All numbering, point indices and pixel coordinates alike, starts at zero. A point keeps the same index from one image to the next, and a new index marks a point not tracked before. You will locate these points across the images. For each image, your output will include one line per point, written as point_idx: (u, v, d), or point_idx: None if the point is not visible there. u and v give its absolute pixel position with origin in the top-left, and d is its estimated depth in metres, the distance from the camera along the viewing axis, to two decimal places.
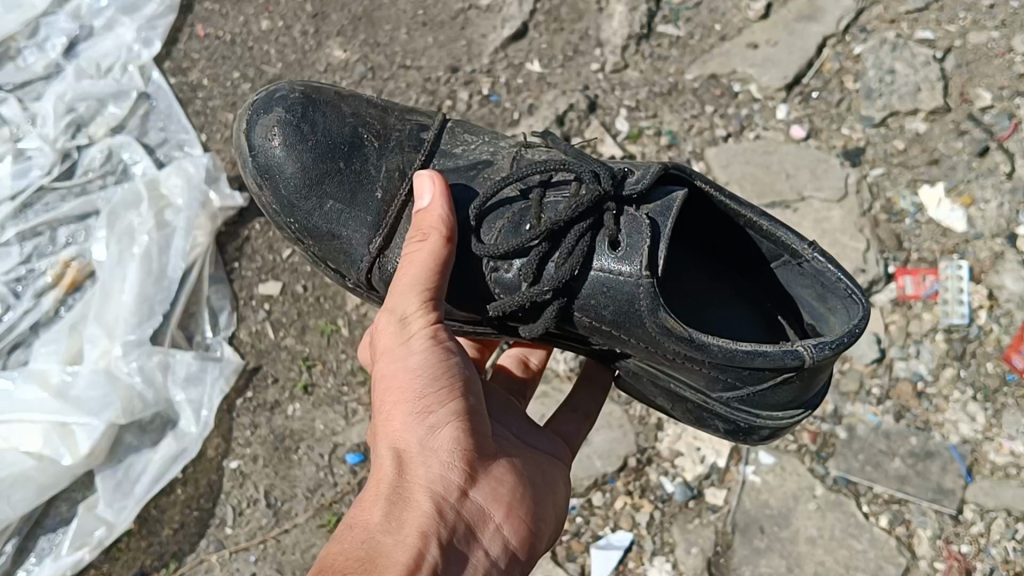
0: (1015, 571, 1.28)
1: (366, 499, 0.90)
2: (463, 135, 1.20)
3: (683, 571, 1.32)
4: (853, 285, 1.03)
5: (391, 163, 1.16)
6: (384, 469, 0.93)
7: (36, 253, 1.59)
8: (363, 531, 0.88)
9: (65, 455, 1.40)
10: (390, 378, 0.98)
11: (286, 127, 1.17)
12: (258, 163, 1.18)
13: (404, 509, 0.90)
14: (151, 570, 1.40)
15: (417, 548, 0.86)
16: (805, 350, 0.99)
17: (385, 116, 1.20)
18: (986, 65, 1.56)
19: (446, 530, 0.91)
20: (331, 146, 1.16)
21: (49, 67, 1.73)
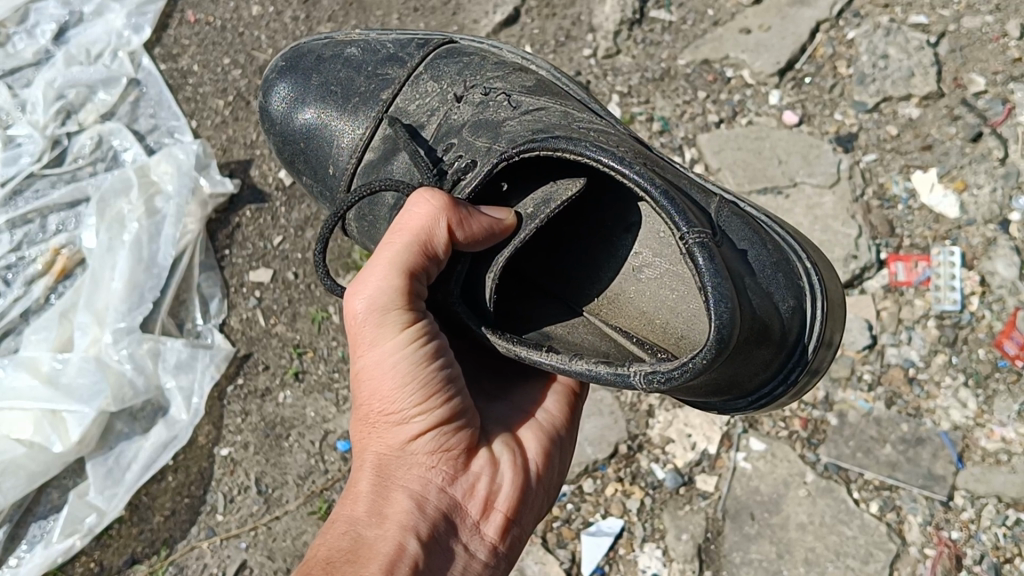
0: (1005, 557, 1.28)
1: (349, 495, 0.93)
2: (423, 84, 1.24)
3: (673, 558, 1.33)
4: (718, 291, 0.82)
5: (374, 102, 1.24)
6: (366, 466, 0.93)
7: (26, 239, 1.58)
8: (347, 524, 0.91)
9: (56, 443, 1.40)
10: (365, 375, 0.92)
11: (291, 87, 1.32)
12: (275, 119, 1.33)
13: (385, 507, 0.91)
14: (142, 557, 1.40)
15: (398, 542, 0.89)
16: (635, 376, 0.86)
17: (357, 74, 1.28)
18: (979, 50, 1.54)
19: (428, 524, 0.92)
20: (308, 89, 1.31)
21: (38, 53, 1.72)
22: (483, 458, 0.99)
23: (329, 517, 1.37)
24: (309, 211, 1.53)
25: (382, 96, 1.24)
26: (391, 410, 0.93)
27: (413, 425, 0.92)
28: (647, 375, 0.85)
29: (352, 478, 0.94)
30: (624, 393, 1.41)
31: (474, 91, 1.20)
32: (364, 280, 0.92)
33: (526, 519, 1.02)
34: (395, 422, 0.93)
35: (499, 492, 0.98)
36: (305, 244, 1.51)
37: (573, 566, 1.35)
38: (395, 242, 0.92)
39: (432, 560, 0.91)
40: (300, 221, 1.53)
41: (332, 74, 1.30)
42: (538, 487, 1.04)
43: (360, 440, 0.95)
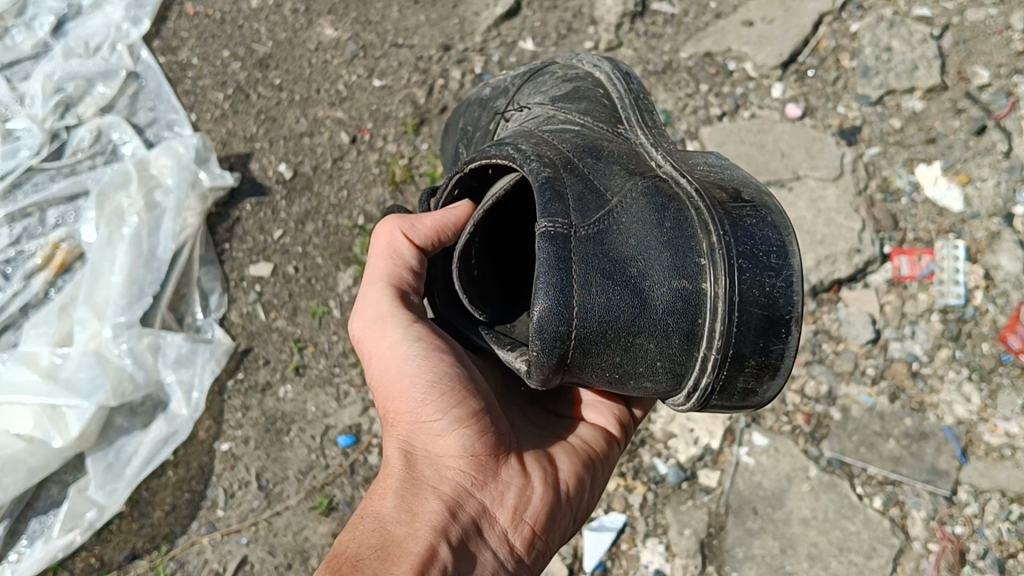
0: (1009, 552, 1.27)
1: (376, 493, 0.91)
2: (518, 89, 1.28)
3: (675, 553, 1.32)
4: (549, 290, 0.82)
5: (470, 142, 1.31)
6: (393, 466, 0.93)
7: (25, 234, 1.57)
8: (374, 521, 0.89)
9: (55, 438, 1.38)
10: (383, 380, 0.97)
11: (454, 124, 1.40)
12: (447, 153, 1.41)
13: (415, 506, 0.89)
14: (142, 553, 1.38)
15: (429, 541, 0.86)
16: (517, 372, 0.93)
17: (482, 111, 1.32)
18: (983, 42, 1.55)
19: (456, 527, 0.90)
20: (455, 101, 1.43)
21: (37, 46, 1.71)
22: (514, 467, 0.97)
23: (330, 511, 1.37)
24: (310, 204, 1.56)
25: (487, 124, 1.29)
26: (417, 412, 0.94)
27: (443, 426, 0.93)
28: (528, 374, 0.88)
29: (380, 477, 0.93)
30: None
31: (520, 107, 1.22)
32: (361, 303, 1.01)
33: (551, 537, 0.99)
34: (420, 424, 0.94)
35: (528, 504, 0.96)
36: (305, 238, 1.53)
37: (575, 561, 1.34)
38: (376, 264, 1.01)
39: (459, 563, 0.88)
40: (301, 215, 1.55)
41: (470, 116, 1.36)
42: (567, 506, 1.01)
43: (390, 444, 0.96)
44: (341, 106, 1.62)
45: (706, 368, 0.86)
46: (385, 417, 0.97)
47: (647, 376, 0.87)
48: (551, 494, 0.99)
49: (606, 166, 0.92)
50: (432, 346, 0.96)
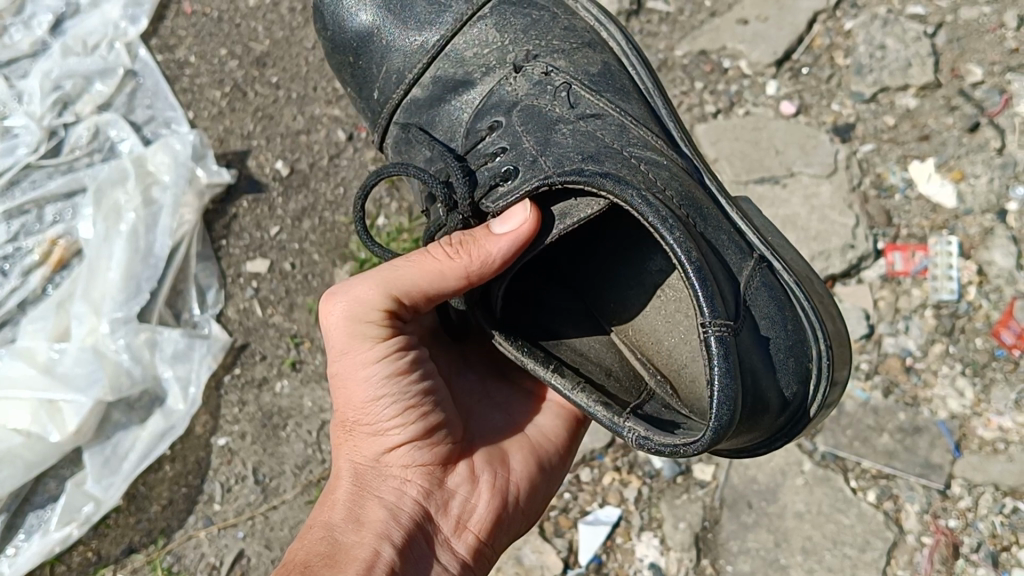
0: (1002, 545, 1.28)
1: (328, 501, 0.99)
2: (490, 29, 1.22)
3: (670, 546, 1.33)
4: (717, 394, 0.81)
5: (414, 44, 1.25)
6: (344, 479, 1.00)
7: (23, 230, 1.58)
8: (324, 530, 0.96)
9: (53, 432, 1.39)
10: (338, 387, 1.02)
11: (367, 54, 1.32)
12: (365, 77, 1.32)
13: (363, 514, 0.97)
14: (140, 546, 1.40)
15: (373, 547, 0.94)
16: (626, 435, 0.90)
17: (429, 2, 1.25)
18: (976, 40, 1.54)
19: (402, 533, 0.97)
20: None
21: (35, 44, 1.72)
22: (461, 474, 1.04)
23: None
24: (306, 201, 1.55)
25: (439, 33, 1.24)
26: (369, 425, 1.00)
27: (392, 437, 1.00)
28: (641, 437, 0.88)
29: (330, 489, 1.00)
30: None
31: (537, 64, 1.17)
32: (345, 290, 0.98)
33: (503, 538, 1.06)
34: (371, 437, 1.00)
35: (472, 510, 1.04)
36: (302, 234, 1.53)
37: (571, 555, 1.35)
38: (406, 263, 0.97)
39: (402, 565, 0.95)
40: (298, 211, 1.55)
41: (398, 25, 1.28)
42: (520, 507, 1.08)
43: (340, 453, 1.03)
44: (339, 103, 1.60)
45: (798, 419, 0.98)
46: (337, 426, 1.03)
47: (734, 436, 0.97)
48: (499, 499, 1.05)
49: (718, 233, 0.97)
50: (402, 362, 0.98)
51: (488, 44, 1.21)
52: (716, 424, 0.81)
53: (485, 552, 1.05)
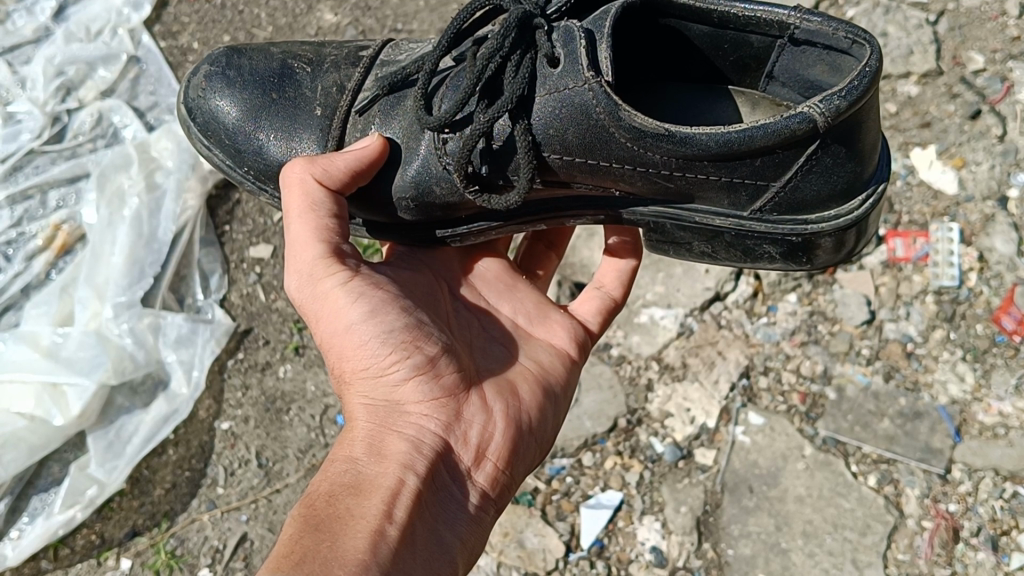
0: (1002, 529, 1.27)
1: (345, 440, 0.93)
2: (407, 44, 1.13)
3: (671, 529, 1.32)
4: (853, 29, 0.93)
5: (327, 81, 1.10)
6: (358, 419, 0.94)
7: (26, 216, 1.58)
8: (345, 465, 0.90)
9: (56, 416, 1.39)
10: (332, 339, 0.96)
11: (217, 82, 1.12)
12: (207, 121, 1.12)
13: (383, 449, 0.91)
14: (142, 530, 1.40)
15: (398, 476, 0.88)
16: (811, 108, 0.88)
17: (322, 46, 1.16)
18: (978, 28, 1.57)
19: (426, 463, 0.91)
20: (254, 99, 1.10)
21: (38, 31, 1.72)
22: (475, 405, 0.99)
23: None
24: None
25: (363, 53, 1.12)
26: (373, 366, 0.94)
27: (401, 372, 0.94)
28: (827, 99, 0.87)
29: (345, 431, 0.94)
30: (623, 366, 1.43)
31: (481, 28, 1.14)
32: (293, 258, 0.97)
33: (520, 469, 1.01)
34: (377, 377, 0.95)
35: (492, 441, 0.98)
36: None
37: (572, 538, 1.34)
38: (299, 221, 0.97)
39: (426, 495, 0.89)
40: None
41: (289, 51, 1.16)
42: (532, 436, 1.03)
43: (351, 397, 0.97)
44: None
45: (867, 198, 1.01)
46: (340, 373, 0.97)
47: (831, 195, 0.98)
48: (515, 429, 1.00)
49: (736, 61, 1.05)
50: (377, 302, 0.95)
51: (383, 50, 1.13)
52: (876, 41, 0.90)
53: (508, 483, 0.99)
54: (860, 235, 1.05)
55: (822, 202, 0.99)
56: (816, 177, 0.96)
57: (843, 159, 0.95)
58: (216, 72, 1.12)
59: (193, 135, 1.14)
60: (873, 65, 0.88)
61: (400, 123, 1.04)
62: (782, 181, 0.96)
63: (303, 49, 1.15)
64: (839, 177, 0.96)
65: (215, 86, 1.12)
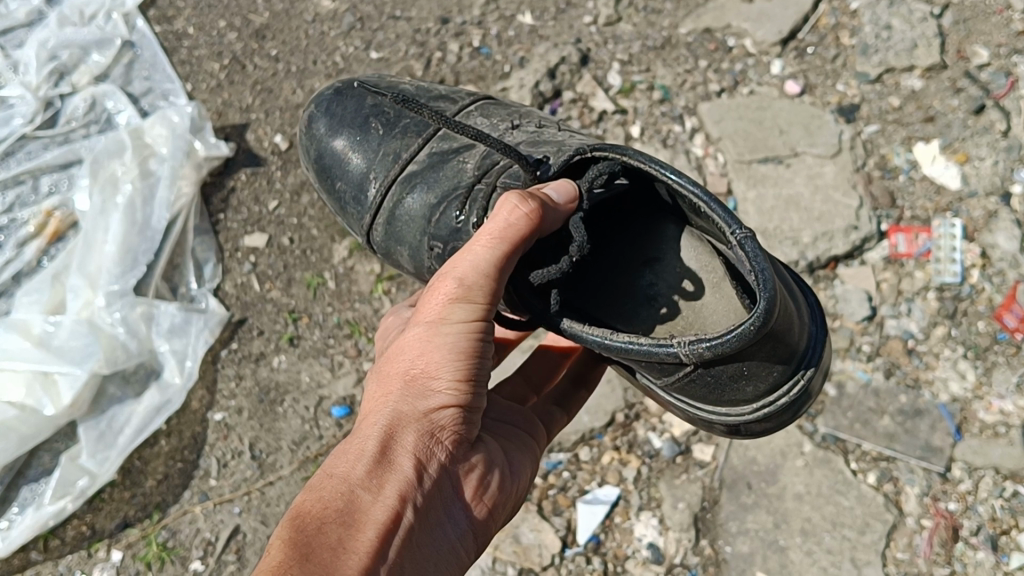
0: (1002, 529, 1.26)
1: (350, 452, 0.91)
2: (474, 119, 1.23)
3: (669, 526, 1.31)
4: (765, 277, 0.86)
5: (389, 147, 1.22)
6: (375, 431, 0.92)
7: (18, 202, 1.56)
8: (343, 482, 0.89)
9: (48, 405, 1.38)
10: (404, 352, 0.95)
11: (325, 121, 1.30)
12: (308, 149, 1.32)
13: (387, 475, 0.89)
14: (133, 521, 1.38)
15: (394, 512, 0.88)
16: (679, 346, 0.89)
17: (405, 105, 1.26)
18: (983, 22, 1.55)
19: (420, 501, 0.91)
20: (360, 130, 1.25)
21: (31, 14, 1.70)
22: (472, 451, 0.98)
23: None
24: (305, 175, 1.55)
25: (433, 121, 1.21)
26: (423, 381, 0.93)
27: (438, 399, 0.93)
28: (692, 343, 0.88)
29: (354, 440, 0.92)
30: None
31: (529, 121, 1.20)
32: (460, 257, 0.94)
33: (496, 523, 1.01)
34: (419, 394, 0.93)
35: (483, 485, 0.98)
36: (301, 209, 1.53)
37: (569, 534, 1.33)
38: (484, 245, 0.93)
39: (417, 533, 0.89)
40: (296, 186, 1.54)
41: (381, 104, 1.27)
42: (510, 493, 1.03)
43: (378, 404, 0.94)
44: (338, 78, 1.61)
45: (791, 390, 0.99)
46: (385, 375, 0.96)
47: (742, 388, 0.97)
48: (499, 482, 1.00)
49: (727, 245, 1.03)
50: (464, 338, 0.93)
51: (488, 124, 1.21)
52: (765, 305, 0.85)
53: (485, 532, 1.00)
54: (816, 385, 1.05)
55: (733, 381, 0.96)
56: (736, 382, 0.96)
57: (767, 360, 0.95)
58: (321, 114, 1.31)
59: (306, 152, 1.34)
60: (761, 311, 0.85)
61: (440, 183, 1.14)
62: (701, 388, 0.97)
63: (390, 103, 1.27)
64: (778, 369, 0.97)
65: (323, 107, 1.31)
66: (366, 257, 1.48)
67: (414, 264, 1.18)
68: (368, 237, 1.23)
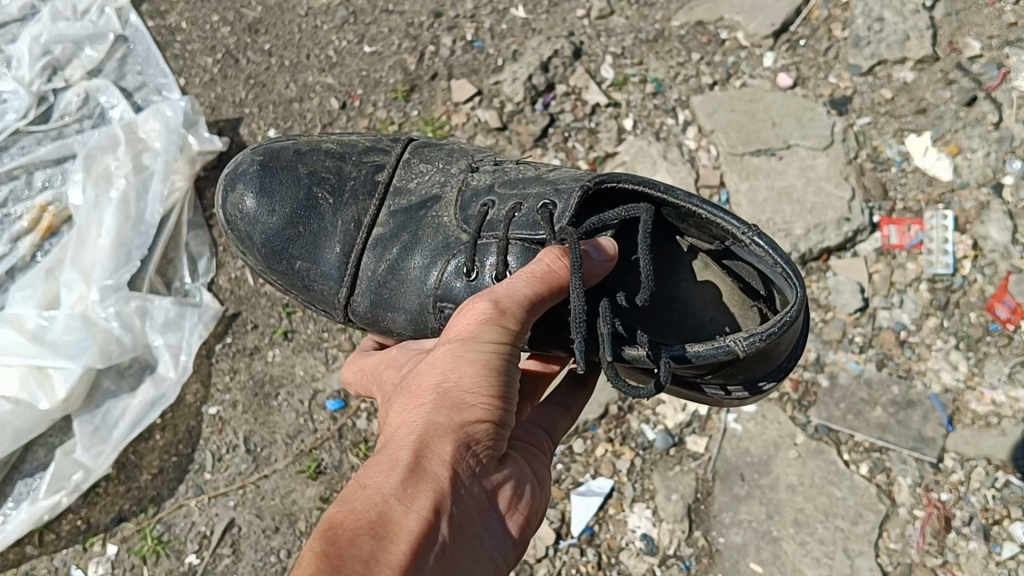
0: (994, 518, 1.27)
1: (381, 465, 0.81)
2: (416, 166, 1.19)
3: (662, 518, 1.31)
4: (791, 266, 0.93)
5: (347, 215, 1.17)
6: (406, 443, 0.82)
7: (12, 196, 1.56)
8: (374, 495, 0.78)
9: (42, 400, 1.38)
10: (437, 364, 0.86)
11: (255, 191, 1.19)
12: (235, 231, 1.21)
13: (421, 489, 0.79)
14: (129, 515, 1.38)
15: (429, 528, 0.78)
16: (734, 343, 0.91)
17: (341, 163, 1.20)
18: (975, 14, 1.55)
19: (455, 520, 0.81)
20: (304, 205, 1.18)
21: (25, 8, 1.69)
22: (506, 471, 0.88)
23: (318, 475, 1.37)
24: None
25: (382, 180, 1.18)
26: (462, 393, 0.83)
27: (477, 412, 0.84)
28: (748, 338, 0.91)
29: (385, 453, 0.82)
30: None
31: (486, 162, 1.17)
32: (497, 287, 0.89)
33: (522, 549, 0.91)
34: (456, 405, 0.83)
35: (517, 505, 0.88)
36: None
37: (563, 526, 1.33)
38: (524, 280, 0.89)
39: (449, 554, 0.79)
40: None
41: (314, 165, 1.20)
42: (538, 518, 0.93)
43: (410, 415, 0.84)
44: (331, 72, 1.62)
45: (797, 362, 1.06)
46: (415, 388, 0.86)
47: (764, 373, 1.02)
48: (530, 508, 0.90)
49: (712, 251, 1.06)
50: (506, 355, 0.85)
51: (437, 170, 1.17)
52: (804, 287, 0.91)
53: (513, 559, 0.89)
54: None
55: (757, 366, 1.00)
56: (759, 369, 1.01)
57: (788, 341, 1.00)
58: (250, 186, 1.20)
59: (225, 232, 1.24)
60: (799, 303, 0.91)
61: (424, 251, 1.10)
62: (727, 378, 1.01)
63: (325, 163, 1.20)
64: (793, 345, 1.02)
65: (255, 186, 1.20)
66: None
67: (416, 332, 1.12)
68: (350, 313, 1.17)
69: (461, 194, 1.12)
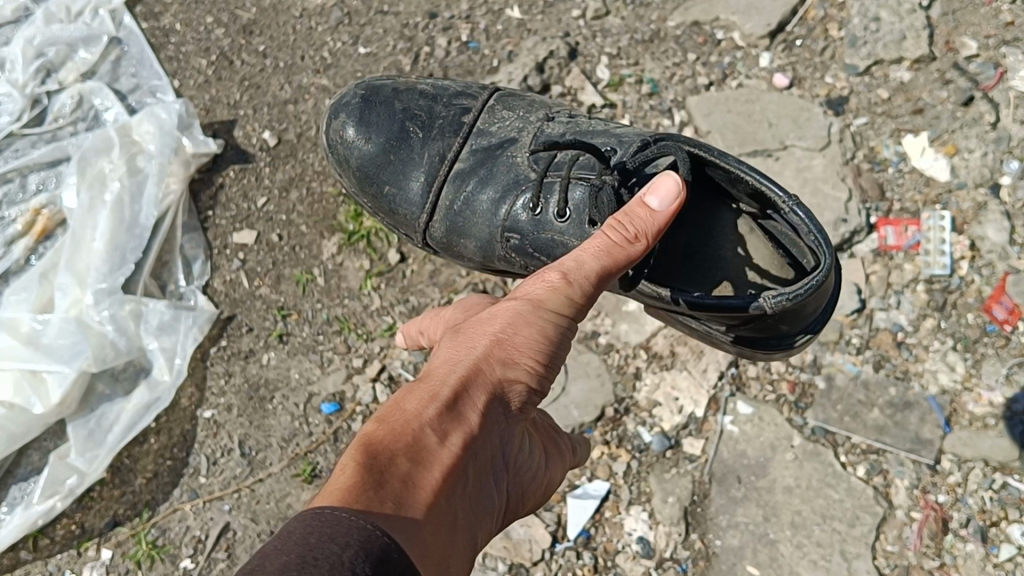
0: (991, 520, 1.27)
1: (420, 391, 0.83)
2: (500, 112, 1.33)
3: (659, 520, 1.31)
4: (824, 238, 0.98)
5: (434, 148, 1.32)
6: (451, 377, 0.84)
7: (6, 199, 1.56)
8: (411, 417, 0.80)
9: (36, 404, 1.37)
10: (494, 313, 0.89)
11: (353, 121, 1.36)
12: (336, 154, 1.38)
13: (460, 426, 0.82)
14: (124, 520, 1.38)
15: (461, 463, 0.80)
16: (762, 300, 0.98)
17: (434, 103, 1.35)
18: (972, 13, 1.54)
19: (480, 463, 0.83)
20: (398, 133, 1.34)
21: (18, 11, 1.69)
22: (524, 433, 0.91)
23: (314, 479, 1.37)
24: (294, 171, 1.55)
25: (468, 121, 1.32)
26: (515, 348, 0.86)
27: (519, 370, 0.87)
28: (775, 296, 0.98)
29: (426, 382, 0.84)
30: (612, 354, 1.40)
31: (561, 114, 1.31)
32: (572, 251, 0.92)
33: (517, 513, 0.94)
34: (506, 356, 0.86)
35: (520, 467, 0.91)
36: (290, 205, 1.53)
37: (559, 529, 1.33)
38: (598, 243, 0.92)
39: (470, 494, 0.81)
40: (285, 182, 1.54)
41: (408, 104, 1.36)
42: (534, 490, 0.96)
43: (455, 353, 0.87)
44: (326, 73, 1.61)
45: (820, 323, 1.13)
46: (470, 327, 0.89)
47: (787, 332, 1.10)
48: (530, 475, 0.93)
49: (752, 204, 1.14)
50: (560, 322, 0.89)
51: (517, 119, 1.31)
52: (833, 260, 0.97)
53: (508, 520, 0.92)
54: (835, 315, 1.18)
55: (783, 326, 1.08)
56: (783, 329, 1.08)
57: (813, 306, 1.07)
58: (350, 118, 1.36)
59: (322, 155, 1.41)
60: (827, 267, 0.97)
61: (502, 178, 1.25)
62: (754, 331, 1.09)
63: (420, 102, 1.36)
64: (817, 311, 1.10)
65: (356, 114, 1.36)
66: (355, 252, 1.48)
67: (484, 256, 1.28)
68: (427, 236, 1.33)
69: (536, 136, 1.27)
